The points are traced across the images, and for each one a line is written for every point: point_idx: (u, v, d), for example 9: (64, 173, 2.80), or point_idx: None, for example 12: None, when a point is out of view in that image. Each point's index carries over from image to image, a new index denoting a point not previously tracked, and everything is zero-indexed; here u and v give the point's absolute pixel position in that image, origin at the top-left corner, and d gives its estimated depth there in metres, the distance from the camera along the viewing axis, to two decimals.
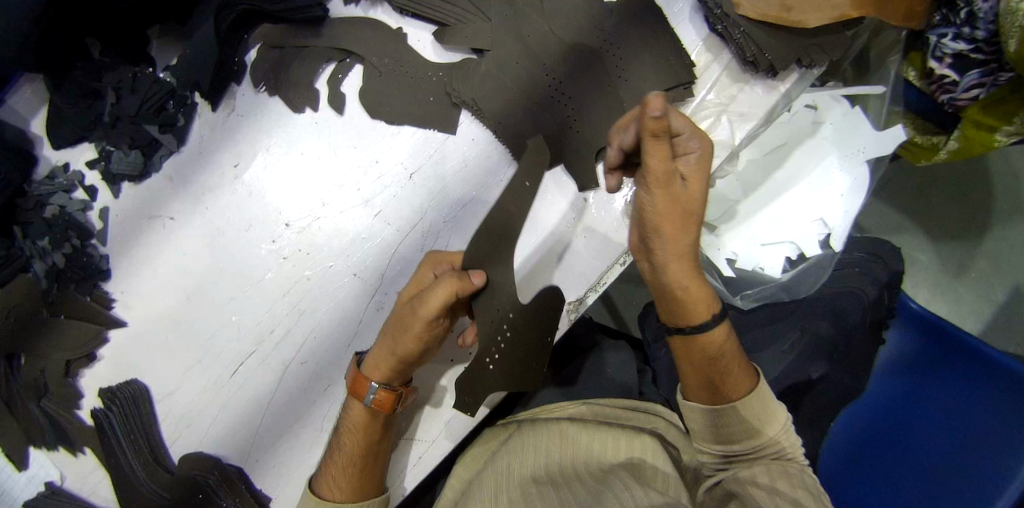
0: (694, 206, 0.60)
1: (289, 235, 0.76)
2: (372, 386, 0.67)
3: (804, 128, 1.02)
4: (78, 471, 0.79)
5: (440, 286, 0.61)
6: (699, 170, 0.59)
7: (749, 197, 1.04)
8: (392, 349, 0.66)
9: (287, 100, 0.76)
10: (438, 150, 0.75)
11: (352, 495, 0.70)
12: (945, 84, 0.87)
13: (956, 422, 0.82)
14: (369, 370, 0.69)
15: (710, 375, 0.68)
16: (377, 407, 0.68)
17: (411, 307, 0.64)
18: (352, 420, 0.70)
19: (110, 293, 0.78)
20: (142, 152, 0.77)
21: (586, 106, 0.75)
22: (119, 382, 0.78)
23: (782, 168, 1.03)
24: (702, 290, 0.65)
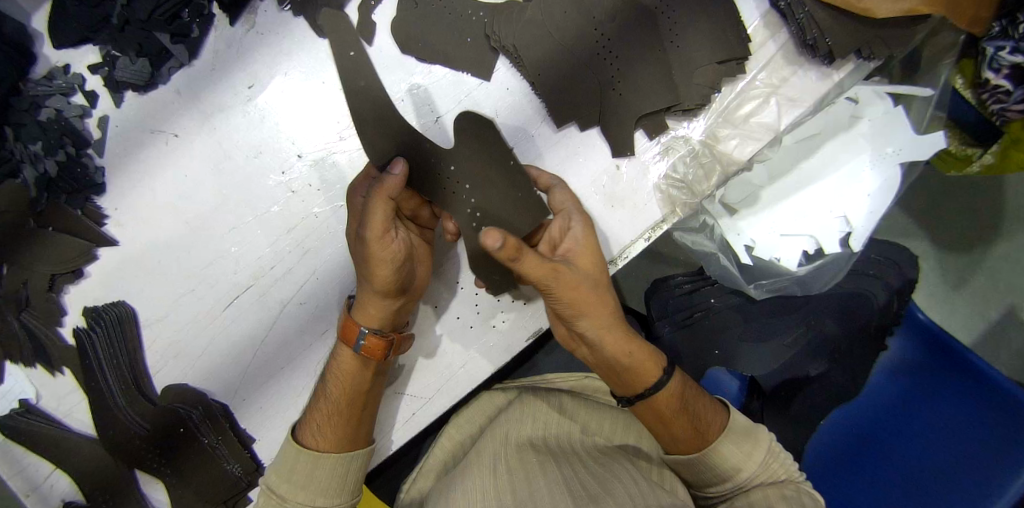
0: (597, 274, 0.64)
1: (300, 168, 0.71)
2: (362, 332, 0.64)
3: (840, 121, 0.97)
4: (55, 391, 0.76)
5: (372, 201, 0.60)
6: (583, 240, 0.64)
7: (775, 183, 0.98)
8: (368, 286, 0.63)
9: (313, 22, 0.70)
10: (469, 95, 0.71)
11: (341, 445, 0.68)
12: (998, 94, 0.83)
13: (949, 435, 0.80)
14: (358, 316, 0.66)
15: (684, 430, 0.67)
16: (367, 354, 0.65)
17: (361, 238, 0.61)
18: (339, 368, 0.67)
19: (103, 209, 0.73)
20: (149, 61, 0.71)
21: (632, 68, 0.71)
22: (105, 303, 0.74)
23: (811, 158, 0.98)
24: (642, 352, 0.67)
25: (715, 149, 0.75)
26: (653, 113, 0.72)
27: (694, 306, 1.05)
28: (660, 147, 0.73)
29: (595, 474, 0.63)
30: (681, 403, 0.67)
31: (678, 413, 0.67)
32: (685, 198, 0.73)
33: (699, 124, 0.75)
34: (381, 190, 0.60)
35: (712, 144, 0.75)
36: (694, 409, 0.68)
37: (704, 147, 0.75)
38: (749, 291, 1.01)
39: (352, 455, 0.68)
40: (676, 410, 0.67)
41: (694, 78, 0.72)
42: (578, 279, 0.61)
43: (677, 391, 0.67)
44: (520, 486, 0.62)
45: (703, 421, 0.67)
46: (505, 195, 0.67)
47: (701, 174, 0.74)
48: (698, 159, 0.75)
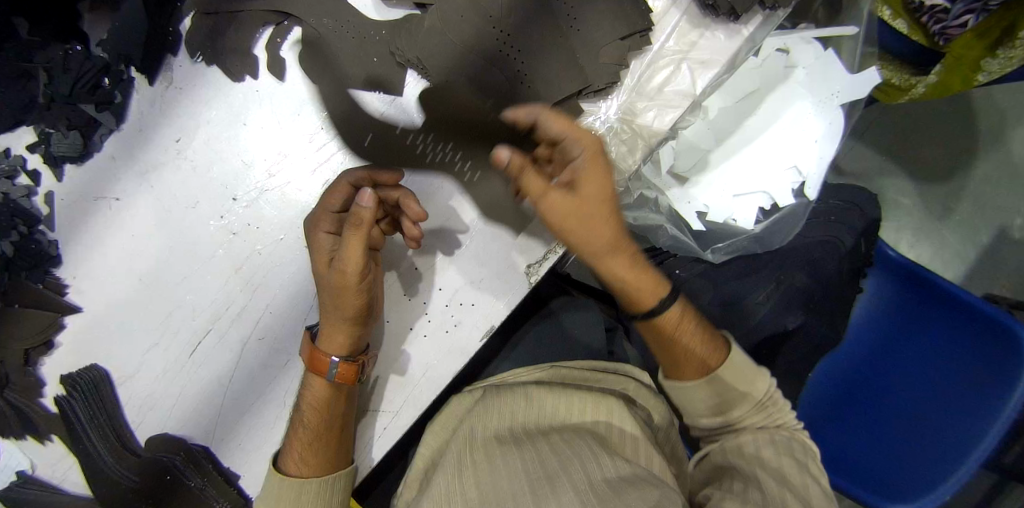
0: (603, 213, 0.62)
1: (237, 209, 0.73)
2: (333, 362, 0.67)
3: (776, 74, 0.97)
4: (47, 459, 0.79)
5: (351, 238, 0.63)
6: (589, 174, 0.61)
7: (721, 146, 0.99)
8: (341, 318, 0.66)
9: (226, 68, 0.73)
10: (387, 113, 0.73)
11: (321, 469, 0.70)
12: (935, 13, 0.81)
13: (932, 370, 0.85)
14: (323, 346, 0.69)
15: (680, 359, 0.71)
16: (341, 381, 0.68)
17: (337, 270, 0.64)
18: (313, 395, 0.70)
19: (62, 279, 0.76)
20: (80, 133, 0.73)
21: (537, 60, 0.72)
22: (79, 368, 0.77)
23: (753, 116, 0.99)
24: (645, 278, 0.69)
25: (634, 124, 0.76)
26: (565, 99, 0.73)
27: (660, 279, 1.03)
28: None
29: (556, 453, 0.65)
30: (675, 328, 0.71)
31: (680, 342, 0.71)
32: (613, 178, 0.76)
33: (614, 102, 0.77)
34: (359, 222, 0.61)
35: (630, 119, 0.76)
36: (691, 345, 0.71)
37: (623, 123, 0.76)
38: (707, 257, 1.01)
39: (336, 475, 0.71)
40: (678, 336, 0.71)
41: (601, 59, 0.73)
42: (574, 212, 0.61)
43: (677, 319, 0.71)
44: (485, 479, 0.65)
45: (700, 353, 0.71)
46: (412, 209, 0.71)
47: (623, 151, 0.76)
48: (619, 137, 0.76)
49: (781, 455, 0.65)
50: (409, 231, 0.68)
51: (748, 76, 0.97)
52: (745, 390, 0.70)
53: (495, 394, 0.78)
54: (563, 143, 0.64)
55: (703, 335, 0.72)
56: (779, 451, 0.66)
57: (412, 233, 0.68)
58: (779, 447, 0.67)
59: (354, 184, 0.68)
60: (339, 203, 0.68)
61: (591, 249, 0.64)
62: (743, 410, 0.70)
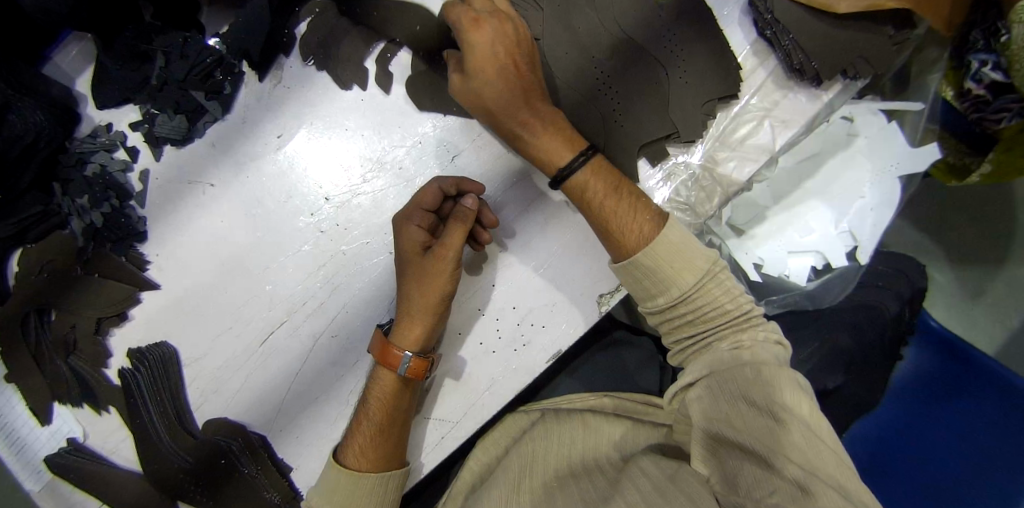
0: (509, 88, 0.66)
1: (327, 209, 0.76)
2: (406, 355, 0.69)
3: (838, 140, 1.01)
4: (101, 428, 0.80)
5: (456, 226, 0.68)
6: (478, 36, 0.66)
7: (779, 203, 1.03)
8: (427, 307, 0.69)
9: (336, 76, 0.76)
10: (481, 135, 0.76)
11: (380, 467, 0.71)
12: (978, 103, 0.89)
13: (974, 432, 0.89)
14: (399, 340, 0.70)
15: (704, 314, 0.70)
16: (411, 375, 0.69)
17: (435, 257, 0.69)
18: (382, 387, 0.72)
19: (145, 255, 0.78)
20: (186, 117, 0.77)
21: (631, 101, 0.76)
22: (148, 343, 0.79)
23: (812, 178, 1.02)
24: (557, 146, 0.67)
25: (715, 172, 0.79)
26: (654, 141, 0.77)
27: None
28: (663, 173, 0.78)
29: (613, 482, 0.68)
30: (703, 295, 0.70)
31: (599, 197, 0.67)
32: (689, 221, 0.79)
33: (698, 150, 0.80)
34: (466, 216, 0.68)
35: (711, 167, 0.79)
36: (616, 215, 0.66)
37: (704, 170, 0.79)
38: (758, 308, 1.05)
39: (392, 473, 0.71)
40: (597, 194, 0.67)
41: (691, 108, 0.77)
42: (497, 97, 0.66)
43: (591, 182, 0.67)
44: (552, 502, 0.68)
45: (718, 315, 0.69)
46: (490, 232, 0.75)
47: (702, 197, 0.78)
48: (699, 182, 0.79)
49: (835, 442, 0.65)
50: (481, 236, 0.72)
51: (811, 140, 1.01)
52: (675, 273, 0.63)
53: (552, 418, 0.81)
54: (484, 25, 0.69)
55: (636, 205, 0.67)
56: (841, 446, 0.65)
57: (485, 239, 0.72)
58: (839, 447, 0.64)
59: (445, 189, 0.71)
60: (432, 202, 0.71)
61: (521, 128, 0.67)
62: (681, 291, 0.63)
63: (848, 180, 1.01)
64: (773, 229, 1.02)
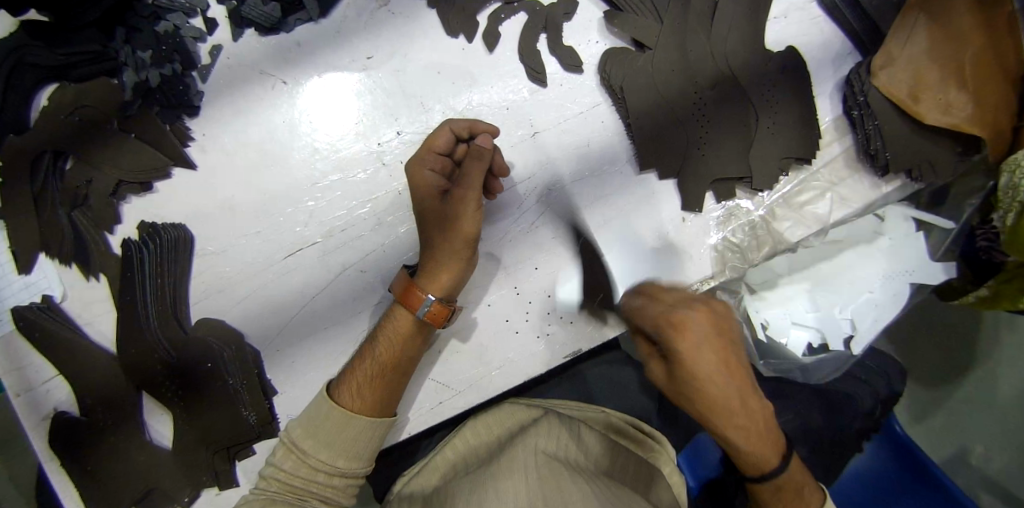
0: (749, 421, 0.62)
1: (395, 143, 0.74)
2: (428, 299, 0.66)
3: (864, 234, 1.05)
4: (84, 294, 0.74)
5: (471, 168, 0.65)
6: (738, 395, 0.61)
7: (794, 275, 1.04)
8: (447, 255, 0.67)
9: (445, 17, 0.74)
10: (568, 120, 0.76)
11: (373, 410, 0.68)
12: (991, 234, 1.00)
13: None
14: (422, 283, 0.67)
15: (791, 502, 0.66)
16: (429, 320, 0.67)
17: (455, 198, 0.66)
18: (395, 337, 0.69)
19: (191, 131, 0.74)
20: (280, 7, 0.73)
21: (716, 134, 0.77)
22: (164, 221, 0.74)
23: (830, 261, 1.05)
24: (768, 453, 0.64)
25: (771, 226, 0.81)
26: (726, 179, 0.78)
27: None
28: (723, 212, 0.79)
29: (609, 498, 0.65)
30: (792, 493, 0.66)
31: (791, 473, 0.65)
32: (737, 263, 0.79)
33: (763, 200, 0.80)
34: (481, 155, 0.64)
35: (769, 221, 0.81)
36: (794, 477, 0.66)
37: (762, 221, 0.80)
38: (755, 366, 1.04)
39: (384, 423, 0.68)
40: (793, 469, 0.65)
41: (769, 160, 0.79)
42: (731, 420, 0.60)
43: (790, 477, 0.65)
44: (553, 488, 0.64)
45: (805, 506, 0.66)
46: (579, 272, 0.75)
47: (754, 245, 0.79)
48: (755, 231, 0.80)
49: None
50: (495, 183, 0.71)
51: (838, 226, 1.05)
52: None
53: (553, 422, 0.79)
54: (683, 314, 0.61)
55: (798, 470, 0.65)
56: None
57: (497, 188, 0.72)
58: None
59: (456, 132, 0.70)
60: (444, 145, 0.69)
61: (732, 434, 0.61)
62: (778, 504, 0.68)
63: (862, 273, 1.03)
64: (782, 297, 1.04)
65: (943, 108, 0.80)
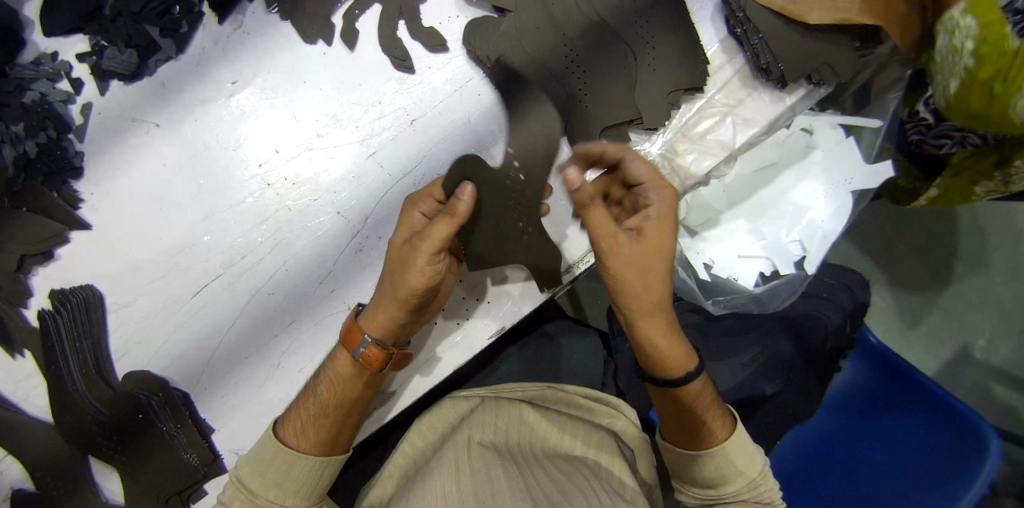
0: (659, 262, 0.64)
1: (276, 161, 0.74)
2: (366, 340, 0.65)
3: (795, 151, 1.01)
4: (11, 373, 0.75)
5: (440, 221, 0.62)
6: (657, 223, 0.64)
7: (733, 208, 1.02)
8: (391, 299, 0.65)
9: (300, 28, 0.74)
10: (443, 101, 0.75)
11: (320, 451, 0.69)
12: (919, 126, 0.93)
13: (902, 447, 0.89)
14: (365, 323, 0.67)
15: (703, 413, 0.68)
16: (364, 362, 0.66)
17: (412, 245, 0.63)
18: (332, 380, 0.68)
19: (79, 193, 0.74)
20: (138, 53, 0.73)
21: (598, 82, 0.76)
22: (72, 286, 0.74)
23: (768, 186, 1.01)
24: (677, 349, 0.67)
25: (674, 162, 0.80)
26: (617, 125, 0.77)
27: None
28: None
29: (555, 482, 0.65)
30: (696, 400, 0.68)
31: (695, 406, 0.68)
32: None
33: (658, 140, 0.81)
34: (456, 212, 0.61)
35: (671, 157, 0.81)
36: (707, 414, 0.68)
37: (663, 159, 0.81)
38: (707, 307, 1.02)
39: (329, 461, 0.69)
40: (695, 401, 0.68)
41: (656, 97, 0.77)
42: (633, 259, 0.62)
43: (697, 392, 0.68)
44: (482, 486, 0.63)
45: (713, 420, 0.68)
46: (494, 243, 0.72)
47: None
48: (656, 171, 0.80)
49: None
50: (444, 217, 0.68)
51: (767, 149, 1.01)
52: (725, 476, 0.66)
53: (490, 409, 0.78)
54: (642, 188, 0.67)
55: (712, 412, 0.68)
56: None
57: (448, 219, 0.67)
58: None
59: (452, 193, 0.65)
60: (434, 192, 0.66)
61: (633, 301, 0.64)
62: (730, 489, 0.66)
63: (802, 192, 1.01)
64: (727, 231, 1.02)
65: (828, 5, 0.78)
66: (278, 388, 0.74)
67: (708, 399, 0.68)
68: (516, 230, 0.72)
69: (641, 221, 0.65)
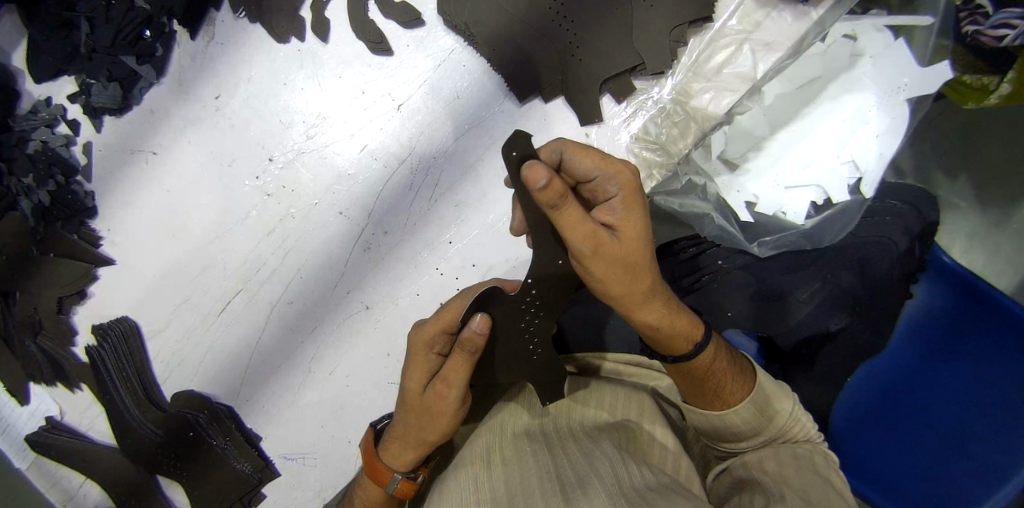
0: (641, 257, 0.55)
1: (272, 170, 0.73)
2: (396, 476, 0.63)
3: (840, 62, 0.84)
4: (76, 406, 0.80)
5: (464, 363, 0.57)
6: (626, 216, 0.54)
7: (776, 134, 0.86)
8: (422, 441, 0.62)
9: (270, 28, 0.71)
10: (427, 79, 0.71)
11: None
12: (974, 14, 0.76)
13: (973, 396, 0.74)
14: (391, 459, 0.64)
15: (709, 383, 0.63)
16: (398, 494, 0.65)
17: (437, 393, 0.59)
18: (366, 498, 0.67)
19: (98, 231, 0.76)
20: (120, 85, 0.73)
21: (590, 30, 0.69)
22: (109, 319, 0.77)
23: (814, 105, 0.86)
24: (679, 323, 0.62)
25: (688, 106, 0.73)
26: (618, 75, 0.71)
27: (702, 269, 0.98)
28: (630, 109, 0.73)
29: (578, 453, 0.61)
30: (708, 370, 0.63)
31: (707, 376, 0.63)
32: (661, 160, 0.74)
33: (668, 83, 0.73)
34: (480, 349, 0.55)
35: (684, 101, 0.73)
36: (724, 380, 0.64)
37: (676, 104, 0.73)
38: (753, 251, 0.93)
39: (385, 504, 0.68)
40: (706, 373, 0.63)
41: (660, 35, 0.69)
42: (617, 260, 0.53)
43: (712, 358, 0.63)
44: (508, 468, 0.61)
45: (730, 386, 0.64)
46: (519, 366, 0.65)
47: (675, 133, 0.73)
48: (671, 118, 0.73)
49: (804, 472, 0.57)
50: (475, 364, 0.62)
51: None
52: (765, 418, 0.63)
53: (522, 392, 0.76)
54: (594, 183, 0.55)
55: (730, 380, 0.64)
56: (802, 469, 0.58)
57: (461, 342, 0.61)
58: (800, 464, 0.59)
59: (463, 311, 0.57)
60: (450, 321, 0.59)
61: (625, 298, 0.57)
62: (765, 436, 0.63)
63: (853, 107, 0.85)
64: (771, 160, 0.86)
65: None
66: (314, 393, 0.75)
67: (712, 377, 0.63)
68: (525, 350, 0.65)
69: (609, 214, 0.54)
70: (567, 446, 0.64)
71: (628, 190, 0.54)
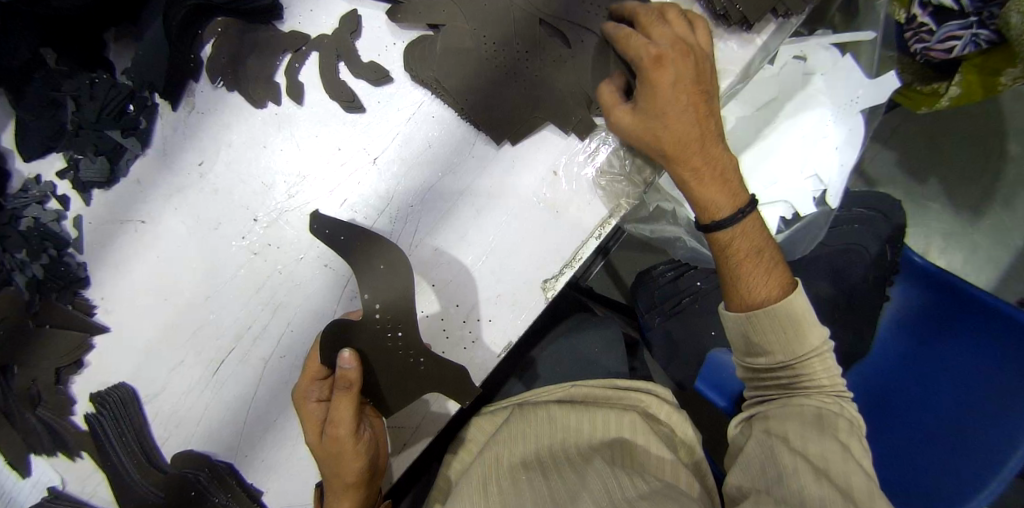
0: (662, 110, 0.63)
1: (257, 230, 0.76)
2: None
3: (795, 80, 0.90)
4: (77, 475, 0.81)
5: (343, 398, 0.64)
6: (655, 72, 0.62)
7: (743, 155, 0.90)
8: (342, 484, 0.65)
9: (247, 95, 0.75)
10: (400, 133, 0.75)
11: None
12: (919, 32, 0.83)
13: (960, 390, 0.76)
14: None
15: (742, 263, 0.67)
16: None
17: (330, 437, 0.64)
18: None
19: (91, 301, 0.78)
20: (107, 158, 0.76)
21: (549, 75, 0.74)
22: (107, 386, 0.79)
23: (775, 123, 0.90)
24: (718, 203, 0.66)
25: None
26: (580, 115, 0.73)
27: (682, 292, 0.95)
28: (594, 142, 0.75)
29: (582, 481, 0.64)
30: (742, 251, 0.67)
31: (740, 252, 0.67)
32: (627, 189, 0.74)
33: None
34: (348, 382, 0.63)
35: None
36: (756, 270, 0.67)
37: None
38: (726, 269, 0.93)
39: None
40: (740, 250, 0.67)
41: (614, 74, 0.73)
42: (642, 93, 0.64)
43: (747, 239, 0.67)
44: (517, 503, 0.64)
45: (755, 283, 0.66)
46: (407, 385, 0.70)
47: (638, 164, 0.75)
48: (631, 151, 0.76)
49: (833, 452, 0.57)
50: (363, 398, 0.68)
51: (767, 83, 0.90)
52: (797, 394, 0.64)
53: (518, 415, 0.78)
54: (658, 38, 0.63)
55: (768, 270, 0.66)
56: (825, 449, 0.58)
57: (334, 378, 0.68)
58: (815, 423, 0.61)
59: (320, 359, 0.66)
60: (317, 370, 0.67)
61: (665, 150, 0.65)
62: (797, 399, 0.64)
63: (810, 123, 0.90)
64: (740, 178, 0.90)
65: None
66: None
67: (748, 255, 0.67)
68: (408, 365, 0.69)
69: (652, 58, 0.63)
70: (568, 474, 0.67)
71: (651, 55, 0.62)
